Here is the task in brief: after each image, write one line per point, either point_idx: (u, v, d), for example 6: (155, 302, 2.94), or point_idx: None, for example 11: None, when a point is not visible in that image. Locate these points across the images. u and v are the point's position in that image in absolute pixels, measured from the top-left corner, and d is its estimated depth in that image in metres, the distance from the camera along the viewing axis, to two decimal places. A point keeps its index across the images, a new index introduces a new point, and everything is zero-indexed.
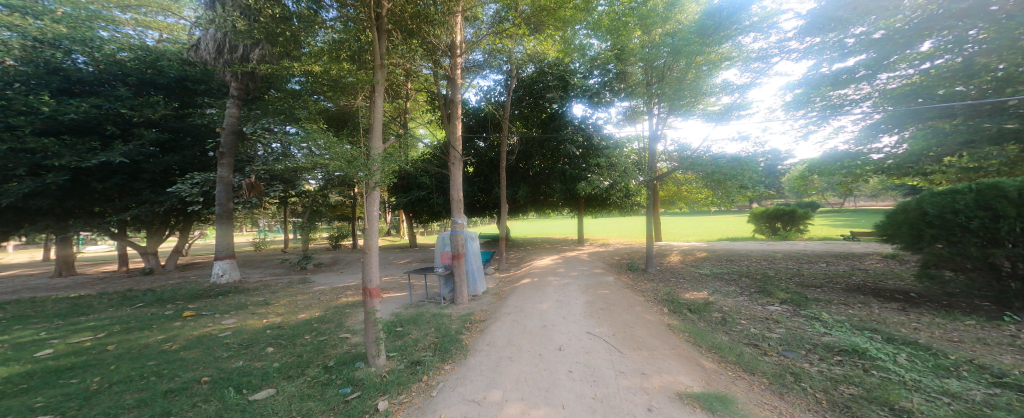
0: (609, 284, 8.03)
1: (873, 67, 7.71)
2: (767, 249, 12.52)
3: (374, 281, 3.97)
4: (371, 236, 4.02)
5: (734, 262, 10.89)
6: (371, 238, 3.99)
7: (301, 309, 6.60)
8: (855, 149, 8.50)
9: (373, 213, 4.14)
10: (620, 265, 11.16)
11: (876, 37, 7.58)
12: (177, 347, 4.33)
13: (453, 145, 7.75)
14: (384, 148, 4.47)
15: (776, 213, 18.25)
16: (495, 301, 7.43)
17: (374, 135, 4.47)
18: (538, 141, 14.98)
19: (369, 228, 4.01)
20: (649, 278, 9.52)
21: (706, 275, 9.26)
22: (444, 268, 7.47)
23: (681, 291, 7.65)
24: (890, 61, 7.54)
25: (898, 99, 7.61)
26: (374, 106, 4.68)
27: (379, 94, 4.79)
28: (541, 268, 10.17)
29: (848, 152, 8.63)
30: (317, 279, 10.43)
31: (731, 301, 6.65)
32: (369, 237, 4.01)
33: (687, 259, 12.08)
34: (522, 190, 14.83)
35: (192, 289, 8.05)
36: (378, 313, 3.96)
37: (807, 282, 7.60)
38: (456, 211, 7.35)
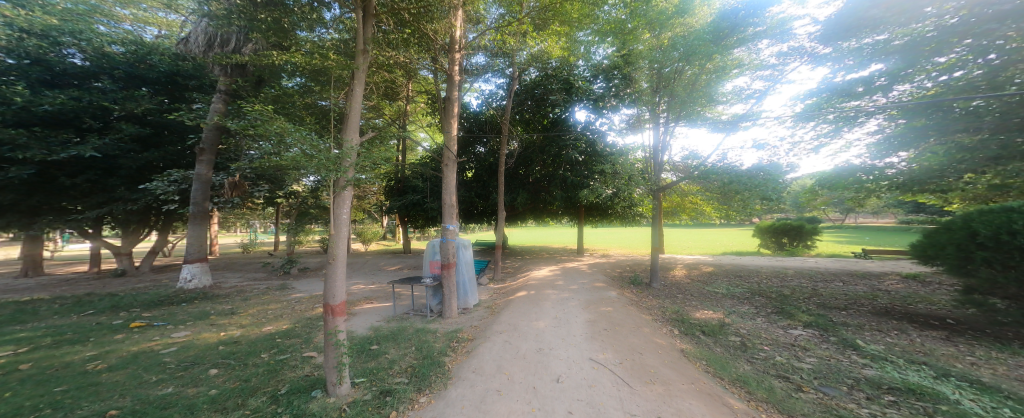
0: (612, 300, 7.35)
1: (892, 76, 6.98)
2: (777, 265, 11.89)
3: (340, 296, 3.30)
4: (339, 244, 3.35)
5: (743, 279, 10.26)
6: (339, 248, 3.31)
7: (269, 320, 5.94)
8: (869, 163, 7.87)
9: (342, 217, 3.47)
10: (622, 278, 10.52)
11: (896, 44, 6.88)
12: (101, 369, 3.70)
13: (449, 146, 7.16)
14: (361, 143, 3.86)
15: (783, 228, 17.65)
16: (488, 315, 6.76)
17: (348, 127, 3.85)
18: (539, 147, 14.53)
19: (337, 234, 3.38)
20: (654, 293, 8.89)
21: (716, 293, 8.62)
22: (432, 279, 6.80)
23: (692, 310, 7.00)
24: (908, 71, 6.84)
25: (916, 112, 6.97)
26: (352, 95, 4.02)
27: (359, 82, 4.11)
28: (538, 279, 9.51)
29: (861, 166, 8.00)
30: (298, 285, 9.73)
31: (748, 324, 6.01)
32: (337, 245, 3.35)
33: (693, 273, 11.45)
34: (520, 197, 14.29)
35: (154, 296, 7.36)
36: (341, 335, 3.27)
37: (828, 303, 6.97)
38: (449, 216, 6.72)
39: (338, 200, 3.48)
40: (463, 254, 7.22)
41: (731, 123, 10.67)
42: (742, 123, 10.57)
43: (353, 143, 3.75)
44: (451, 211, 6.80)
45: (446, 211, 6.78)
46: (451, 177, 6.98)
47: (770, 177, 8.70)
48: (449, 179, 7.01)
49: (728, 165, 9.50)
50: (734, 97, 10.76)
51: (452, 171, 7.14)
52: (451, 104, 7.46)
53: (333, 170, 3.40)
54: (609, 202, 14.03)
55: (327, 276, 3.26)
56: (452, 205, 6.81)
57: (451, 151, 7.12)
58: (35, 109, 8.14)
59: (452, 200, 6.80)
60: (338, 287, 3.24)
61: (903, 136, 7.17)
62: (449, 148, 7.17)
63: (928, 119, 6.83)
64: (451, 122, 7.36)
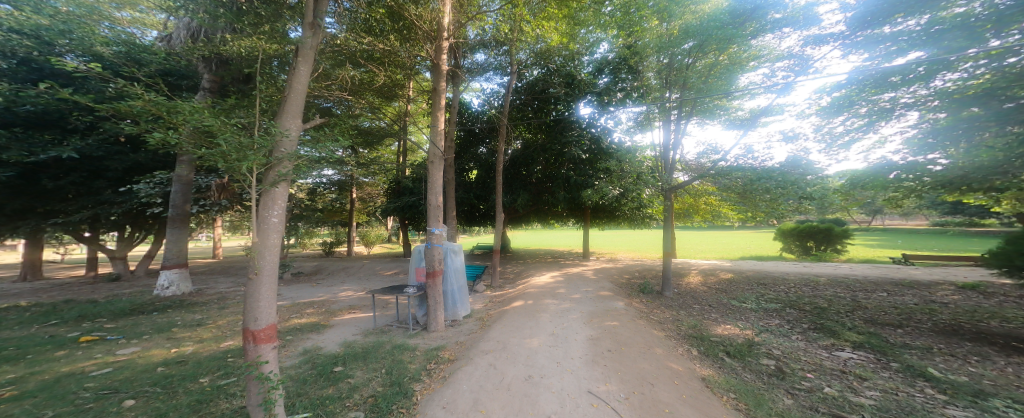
0: (616, 311, 6.60)
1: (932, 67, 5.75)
2: (804, 272, 10.81)
3: (267, 320, 2.67)
4: (266, 258, 2.71)
5: (767, 287, 9.26)
6: (264, 265, 2.67)
7: (233, 332, 5.35)
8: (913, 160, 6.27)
9: (271, 221, 2.79)
10: (631, 286, 9.66)
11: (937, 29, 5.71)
12: (6, 398, 3.12)
13: (435, 140, 6.47)
14: (302, 131, 3.31)
15: (810, 231, 16.32)
16: (478, 330, 6.07)
17: (287, 113, 3.26)
18: (541, 145, 13.77)
19: (265, 242, 2.74)
20: (667, 303, 8.03)
21: (736, 303, 7.70)
22: (416, 289, 6.07)
23: (710, 324, 6.12)
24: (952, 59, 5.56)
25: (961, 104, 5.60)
26: (294, 75, 3.41)
27: (304, 61, 3.49)
28: (538, 286, 8.75)
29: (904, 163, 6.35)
30: (285, 291, 9.22)
31: (780, 344, 5.12)
32: (264, 258, 2.72)
33: (710, 280, 10.49)
34: (521, 198, 13.53)
35: (125, 304, 6.90)
36: (263, 369, 2.60)
37: (875, 319, 5.98)
38: (434, 219, 6.04)
39: (264, 201, 2.78)
40: (453, 260, 6.52)
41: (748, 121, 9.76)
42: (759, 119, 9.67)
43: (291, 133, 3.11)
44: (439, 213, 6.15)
45: (431, 212, 6.13)
46: (437, 173, 6.34)
47: (794, 177, 7.75)
48: (433, 177, 6.35)
49: (746, 162, 8.56)
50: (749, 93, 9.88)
51: (438, 168, 6.45)
52: (438, 94, 6.75)
53: (253, 162, 2.71)
54: (616, 203, 13.18)
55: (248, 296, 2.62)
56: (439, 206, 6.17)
57: (436, 147, 6.42)
58: (17, 109, 7.84)
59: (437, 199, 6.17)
60: (263, 310, 2.60)
61: (949, 129, 5.78)
62: (434, 141, 6.44)
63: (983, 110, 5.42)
64: (438, 115, 6.66)
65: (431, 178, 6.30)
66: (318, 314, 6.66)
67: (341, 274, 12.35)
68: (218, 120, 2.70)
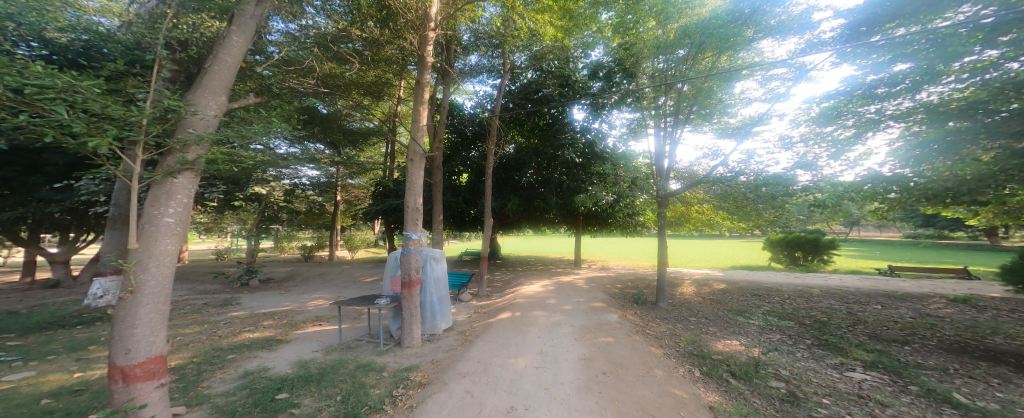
0: (610, 325, 6.08)
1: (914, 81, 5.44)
2: (798, 283, 10.58)
3: (145, 354, 2.67)
4: (149, 269, 2.70)
5: (764, 299, 8.93)
6: (147, 275, 2.67)
7: (168, 351, 4.58)
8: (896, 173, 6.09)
9: (164, 222, 2.78)
10: (624, 296, 9.20)
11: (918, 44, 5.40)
12: None
13: (416, 138, 5.54)
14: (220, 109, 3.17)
15: (798, 242, 16.33)
16: (457, 346, 5.42)
17: (205, 86, 3.08)
18: (534, 149, 13.28)
19: (151, 249, 2.72)
20: (662, 315, 7.59)
21: (733, 315, 7.31)
22: (389, 300, 5.36)
23: (711, 340, 5.66)
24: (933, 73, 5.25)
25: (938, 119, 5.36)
26: (221, 47, 3.21)
27: (240, 31, 3.33)
28: (526, 296, 8.17)
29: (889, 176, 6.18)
30: (247, 300, 8.37)
31: (789, 363, 4.66)
32: (148, 269, 2.69)
33: (703, 290, 10.15)
34: (511, 203, 12.94)
35: (49, 315, 5.99)
36: (134, 402, 2.60)
37: (880, 335, 5.65)
38: (412, 226, 5.24)
39: (157, 198, 2.76)
40: (432, 268, 5.84)
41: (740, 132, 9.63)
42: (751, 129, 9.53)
43: (202, 113, 3.01)
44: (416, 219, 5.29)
45: (409, 217, 5.27)
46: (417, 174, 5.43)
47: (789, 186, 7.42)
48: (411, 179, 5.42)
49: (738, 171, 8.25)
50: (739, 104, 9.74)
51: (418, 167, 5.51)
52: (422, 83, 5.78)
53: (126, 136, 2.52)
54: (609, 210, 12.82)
55: (126, 317, 2.62)
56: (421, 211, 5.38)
57: (417, 145, 5.50)
58: None
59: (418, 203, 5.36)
60: (138, 340, 2.62)
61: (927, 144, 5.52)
62: (415, 136, 5.49)
63: (972, 122, 5.05)
64: (419, 108, 5.70)
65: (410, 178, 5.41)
66: (277, 327, 5.90)
67: (315, 280, 11.50)
68: (70, 86, 2.36)
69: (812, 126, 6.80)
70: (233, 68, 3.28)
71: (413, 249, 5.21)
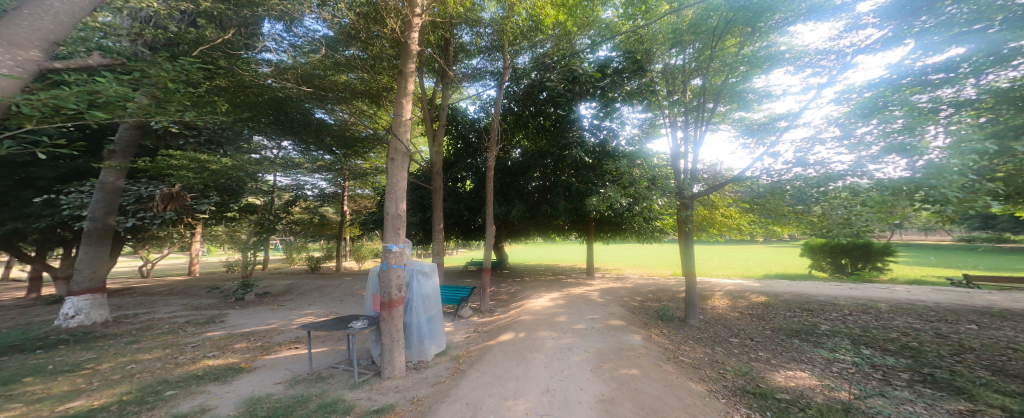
0: (633, 351, 5.04)
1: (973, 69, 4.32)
2: (853, 295, 9.12)
3: None
4: None
5: (818, 317, 7.58)
6: None
7: (100, 387, 3.85)
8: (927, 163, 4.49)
9: None
10: (647, 311, 8.06)
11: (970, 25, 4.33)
12: None
13: (397, 134, 4.74)
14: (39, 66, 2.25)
15: (844, 247, 14.69)
16: (446, 378, 4.52)
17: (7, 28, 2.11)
18: (541, 151, 12.36)
19: None
20: (697, 335, 6.44)
21: (785, 337, 6.06)
22: (364, 323, 4.47)
23: (764, 371, 4.52)
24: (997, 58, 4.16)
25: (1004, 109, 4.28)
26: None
27: None
28: (533, 313, 7.21)
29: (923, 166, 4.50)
30: (233, 316, 7.76)
31: (893, 411, 3.43)
32: None
33: (739, 304, 8.86)
34: (516, 209, 11.98)
35: (11, 338, 5.55)
36: None
37: (997, 369, 4.31)
38: (394, 238, 4.42)
39: None
40: (422, 284, 5.04)
41: (765, 128, 8.46)
42: (779, 124, 8.36)
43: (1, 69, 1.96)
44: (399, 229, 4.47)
45: (392, 224, 4.44)
46: (399, 174, 4.63)
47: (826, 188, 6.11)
48: (392, 180, 4.59)
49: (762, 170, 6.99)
50: (764, 98, 8.61)
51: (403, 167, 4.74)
52: (406, 74, 4.98)
53: None
54: (623, 214, 11.78)
55: None
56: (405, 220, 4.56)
57: (400, 144, 4.69)
58: None
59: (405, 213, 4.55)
60: None
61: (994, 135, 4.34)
62: (396, 134, 4.71)
63: None
64: (403, 101, 4.89)
65: (393, 181, 4.59)
66: (247, 351, 5.18)
67: (314, 293, 10.92)
68: None
69: (849, 118, 5.48)
70: (64, 17, 2.38)
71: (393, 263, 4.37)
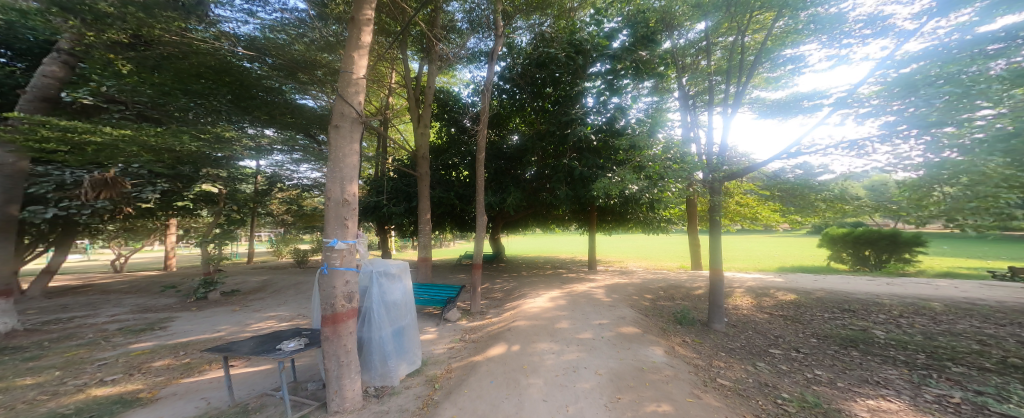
0: (658, 373, 3.92)
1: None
2: (895, 293, 8.01)
3: None
4: None
5: (864, 321, 6.46)
6: None
7: None
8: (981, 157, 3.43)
9: None
10: (662, 313, 6.97)
11: None
12: None
13: (345, 96, 3.48)
14: None
15: (868, 238, 13.61)
16: (413, 414, 3.39)
17: None
18: (539, 133, 11.21)
19: None
20: (726, 345, 5.37)
21: (838, 349, 4.94)
22: (297, 343, 3.28)
23: (836, 401, 3.41)
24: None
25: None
26: None
27: None
28: (529, 318, 6.09)
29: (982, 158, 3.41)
30: (180, 322, 6.65)
31: None
32: None
33: (765, 303, 7.80)
34: (512, 197, 10.73)
35: None
36: None
37: None
38: (339, 232, 3.21)
39: None
40: (389, 290, 3.94)
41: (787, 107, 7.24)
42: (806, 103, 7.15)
43: None
44: (347, 217, 3.28)
45: (336, 209, 3.22)
46: (349, 147, 3.40)
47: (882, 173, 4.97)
48: (337, 153, 3.35)
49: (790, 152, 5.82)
50: (791, 72, 7.43)
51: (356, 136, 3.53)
52: (358, 19, 3.72)
53: None
54: (630, 202, 10.72)
55: None
56: (354, 207, 3.34)
57: (353, 107, 3.47)
58: None
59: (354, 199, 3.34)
60: None
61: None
62: (345, 95, 3.49)
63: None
64: (354, 55, 3.63)
65: (338, 157, 3.35)
66: (163, 372, 4.06)
67: (289, 290, 9.86)
68: None
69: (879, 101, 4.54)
70: None
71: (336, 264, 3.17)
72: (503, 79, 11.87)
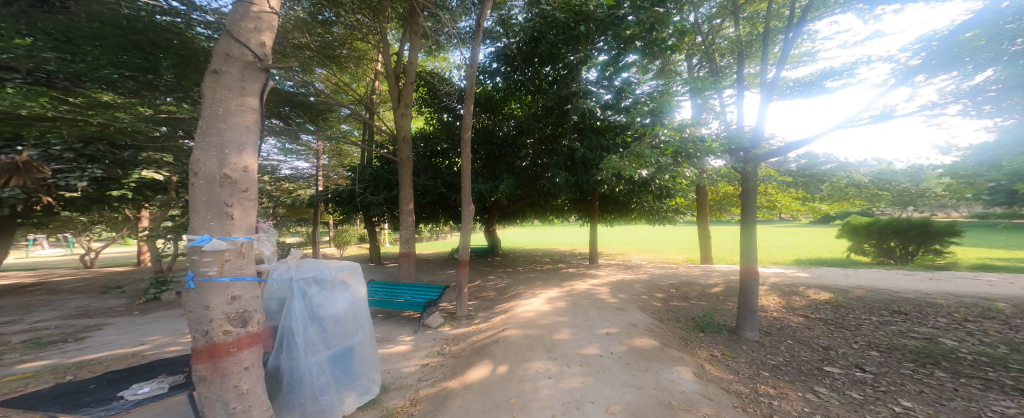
0: (693, 411, 2.91)
1: None
2: (945, 291, 6.95)
3: None
4: None
5: (922, 328, 5.39)
6: None
7: None
8: None
9: None
10: (681, 317, 5.93)
11: None
12: None
13: (234, 27, 2.08)
14: None
15: (897, 227, 12.52)
16: None
17: None
18: (535, 115, 10.04)
19: None
20: (766, 361, 4.34)
21: (912, 371, 3.89)
22: (151, 388, 2.06)
23: None
24: None
25: None
26: None
27: None
28: (521, 326, 5.03)
29: None
30: (107, 330, 5.60)
31: None
32: None
33: (795, 303, 6.78)
34: (505, 184, 9.60)
35: None
36: None
37: None
38: (217, 227, 1.85)
39: None
40: (326, 301, 2.81)
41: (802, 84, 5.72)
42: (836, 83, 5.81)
43: None
44: (229, 203, 1.88)
45: (210, 192, 1.84)
46: (240, 107, 2.03)
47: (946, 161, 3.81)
48: (213, 111, 1.95)
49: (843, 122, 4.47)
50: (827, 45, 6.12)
51: (256, 96, 2.15)
52: None
53: None
54: (638, 189, 9.62)
55: None
56: (247, 190, 1.97)
57: (252, 52, 2.11)
58: None
59: (244, 179, 1.96)
60: None
61: None
62: (236, 31, 2.10)
63: None
64: None
65: (214, 115, 1.94)
66: None
67: None
68: None
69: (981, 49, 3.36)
70: None
71: (215, 276, 1.85)
72: (498, 59, 10.81)
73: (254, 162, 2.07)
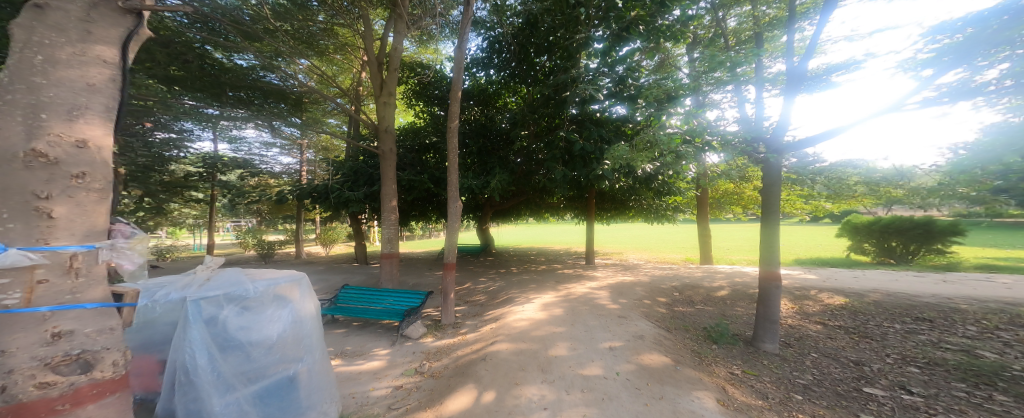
0: None
1: None
2: (966, 295, 6.50)
3: None
4: None
5: (952, 337, 4.88)
6: None
7: None
8: None
9: None
10: (689, 326, 5.36)
11: None
12: None
13: None
14: None
15: (899, 226, 12.19)
16: None
17: None
18: (530, 106, 9.35)
19: None
20: (793, 383, 3.76)
21: (966, 394, 3.36)
22: None
23: None
24: None
25: None
26: None
27: None
28: (513, 339, 4.38)
29: None
30: None
31: None
32: None
33: (809, 309, 6.27)
34: (496, 179, 8.90)
35: None
36: None
37: None
38: (18, 232, 1.03)
39: None
40: (250, 323, 2.10)
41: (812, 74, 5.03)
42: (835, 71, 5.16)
43: None
44: (43, 193, 1.09)
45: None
46: (79, 56, 1.25)
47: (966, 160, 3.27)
48: (24, 57, 1.15)
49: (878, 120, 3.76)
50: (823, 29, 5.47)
51: (116, 48, 1.37)
52: None
53: None
54: (637, 186, 9.04)
55: None
56: (83, 177, 1.19)
57: None
58: None
59: (76, 161, 1.17)
60: None
61: None
62: None
63: None
64: None
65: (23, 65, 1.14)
66: None
67: None
68: None
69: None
70: None
71: (19, 307, 1.02)
72: (494, 50, 10.20)
73: (103, 136, 1.28)
